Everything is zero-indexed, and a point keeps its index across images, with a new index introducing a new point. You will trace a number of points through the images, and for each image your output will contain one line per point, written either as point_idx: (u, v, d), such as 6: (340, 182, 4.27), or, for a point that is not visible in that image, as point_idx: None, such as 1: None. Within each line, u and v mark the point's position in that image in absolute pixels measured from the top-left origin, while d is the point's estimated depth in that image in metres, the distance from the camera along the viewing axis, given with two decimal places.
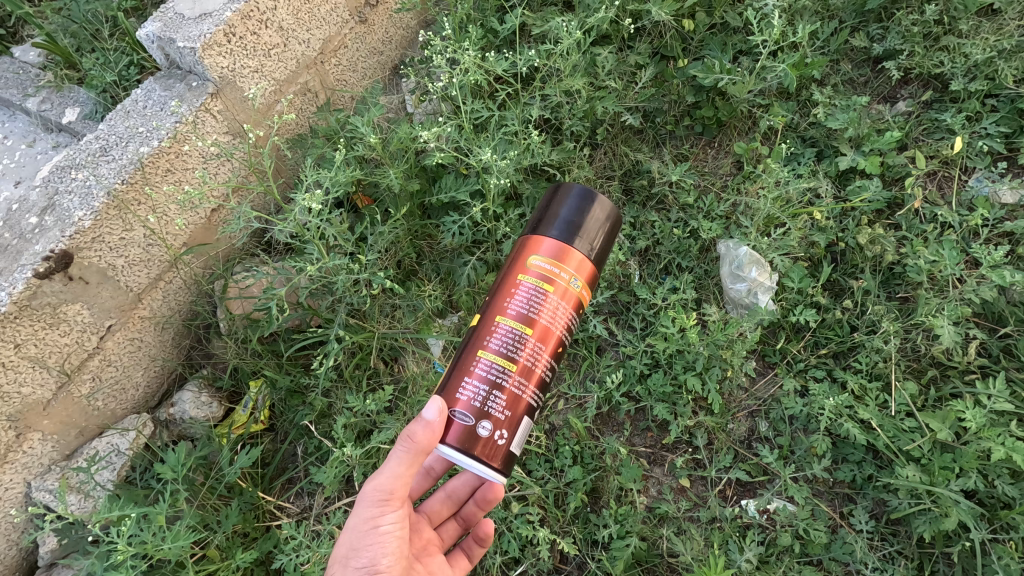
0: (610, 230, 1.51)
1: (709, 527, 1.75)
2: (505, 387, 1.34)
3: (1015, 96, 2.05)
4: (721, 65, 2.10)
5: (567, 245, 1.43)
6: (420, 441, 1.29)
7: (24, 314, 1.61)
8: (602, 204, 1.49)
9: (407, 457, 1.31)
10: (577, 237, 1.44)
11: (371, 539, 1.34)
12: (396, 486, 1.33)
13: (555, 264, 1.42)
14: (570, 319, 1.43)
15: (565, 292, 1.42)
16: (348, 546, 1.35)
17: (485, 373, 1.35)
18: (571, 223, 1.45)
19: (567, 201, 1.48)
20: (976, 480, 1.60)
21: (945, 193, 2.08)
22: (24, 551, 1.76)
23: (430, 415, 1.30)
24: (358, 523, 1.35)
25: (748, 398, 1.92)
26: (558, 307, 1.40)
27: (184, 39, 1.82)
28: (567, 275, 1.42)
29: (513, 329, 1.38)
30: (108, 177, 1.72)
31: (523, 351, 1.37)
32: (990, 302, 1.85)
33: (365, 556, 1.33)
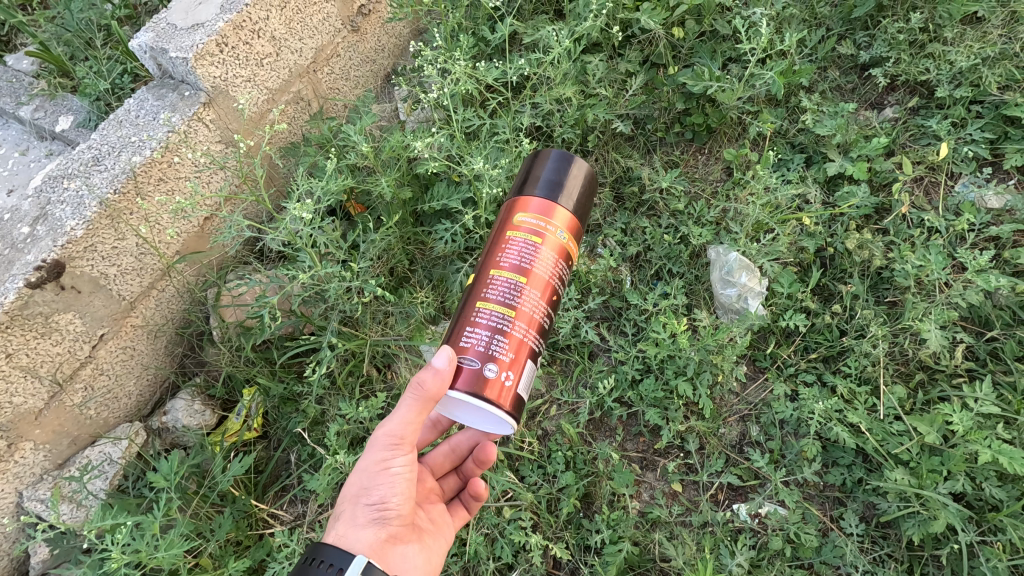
0: (590, 188, 1.57)
1: (701, 532, 1.76)
2: (507, 332, 1.37)
3: (1000, 102, 2.08)
4: (710, 73, 2.14)
5: (553, 201, 1.48)
6: (428, 387, 1.27)
7: (15, 323, 1.61)
8: (578, 161, 1.54)
9: (420, 400, 1.27)
10: (561, 193, 1.50)
11: (382, 481, 1.31)
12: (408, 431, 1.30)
13: (541, 218, 1.47)
14: (561, 269, 1.48)
15: (556, 243, 1.47)
16: (359, 486, 1.32)
17: (487, 321, 1.38)
18: (552, 180, 1.51)
19: (547, 163, 1.53)
20: (964, 483, 1.62)
21: (932, 198, 2.10)
22: (15, 561, 1.75)
23: (437, 362, 1.29)
24: (371, 464, 1.32)
25: (739, 402, 1.94)
26: (549, 258, 1.45)
27: (177, 49, 1.83)
28: (554, 228, 1.47)
29: (511, 279, 1.42)
30: (101, 186, 1.73)
31: (522, 299, 1.41)
32: (976, 306, 1.87)
33: (377, 496, 1.31)
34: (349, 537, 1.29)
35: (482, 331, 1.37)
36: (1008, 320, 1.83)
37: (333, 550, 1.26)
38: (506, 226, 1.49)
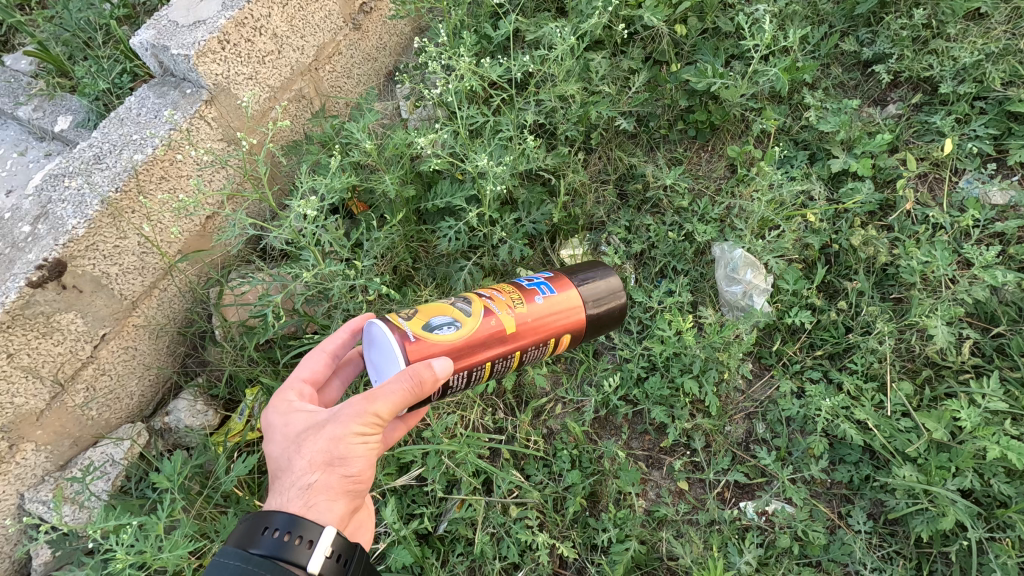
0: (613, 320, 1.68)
1: (708, 530, 1.75)
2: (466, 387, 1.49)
3: (1003, 98, 2.07)
4: (714, 70, 2.12)
5: (579, 306, 1.58)
6: (429, 387, 1.25)
7: (16, 323, 1.59)
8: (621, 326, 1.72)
9: (421, 389, 1.23)
10: (592, 333, 1.65)
11: (356, 454, 1.23)
12: (394, 411, 1.22)
13: (568, 340, 1.60)
14: (539, 348, 1.55)
15: (554, 330, 1.55)
16: (329, 457, 1.22)
17: (472, 362, 1.44)
18: (601, 305, 1.64)
19: (605, 277, 1.66)
20: (973, 479, 1.61)
21: (937, 194, 2.10)
22: (16, 564, 1.73)
23: (443, 368, 1.27)
24: (347, 434, 1.22)
25: (745, 400, 1.93)
26: (541, 335, 1.53)
27: (178, 46, 1.81)
28: (564, 345, 1.61)
29: (513, 358, 1.52)
30: (102, 185, 1.71)
31: (498, 346, 1.47)
32: (982, 303, 1.87)
33: (351, 468, 1.24)
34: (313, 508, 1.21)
35: (466, 374, 1.44)
36: (1015, 316, 1.83)
37: (297, 524, 1.17)
38: (557, 314, 1.55)
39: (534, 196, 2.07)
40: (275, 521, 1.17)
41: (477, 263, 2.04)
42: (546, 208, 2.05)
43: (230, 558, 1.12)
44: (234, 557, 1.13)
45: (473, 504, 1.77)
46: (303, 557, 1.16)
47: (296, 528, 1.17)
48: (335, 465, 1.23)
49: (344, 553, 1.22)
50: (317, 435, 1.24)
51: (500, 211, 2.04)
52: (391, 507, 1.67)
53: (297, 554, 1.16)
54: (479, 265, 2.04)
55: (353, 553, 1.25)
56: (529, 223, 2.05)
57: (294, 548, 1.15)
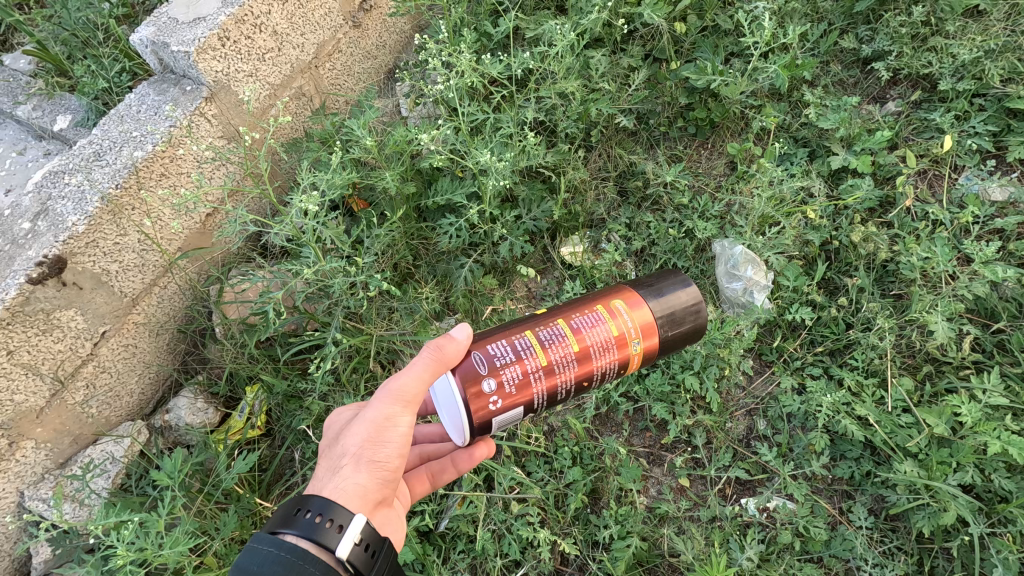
0: (690, 330, 1.50)
1: (709, 527, 1.75)
2: (525, 367, 1.34)
3: (1002, 95, 2.08)
4: (713, 67, 2.13)
5: (647, 311, 1.45)
6: (450, 353, 1.29)
7: (16, 320, 1.59)
8: (700, 307, 1.50)
9: (441, 361, 1.28)
10: (660, 306, 1.46)
11: (387, 436, 1.25)
12: (422, 390, 1.26)
13: (628, 310, 1.44)
14: (611, 362, 1.42)
15: (622, 339, 1.42)
16: (362, 439, 1.25)
17: (530, 369, 1.35)
18: (676, 321, 1.47)
19: (675, 282, 1.50)
20: (974, 474, 1.61)
21: (936, 190, 2.10)
22: (16, 561, 1.73)
23: (460, 335, 1.33)
24: (380, 417, 1.25)
25: (746, 397, 1.93)
26: (607, 343, 1.41)
27: (179, 43, 1.81)
28: (631, 319, 1.43)
29: (560, 328, 1.40)
30: (102, 182, 1.71)
31: (559, 351, 1.37)
32: (982, 299, 1.87)
33: (381, 452, 1.25)
34: (346, 494, 1.21)
35: (507, 345, 1.36)
36: (1014, 312, 1.84)
37: (332, 508, 1.18)
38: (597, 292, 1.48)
39: (535, 193, 2.06)
40: (311, 505, 1.18)
41: (478, 260, 2.04)
42: (547, 205, 2.05)
43: (266, 542, 1.12)
44: (270, 544, 1.12)
45: (475, 501, 1.77)
46: (336, 543, 1.16)
47: (330, 512, 1.17)
48: (366, 448, 1.25)
49: (374, 544, 1.22)
50: (353, 421, 1.29)
51: (501, 208, 2.04)
52: None
53: (328, 539, 1.16)
54: (480, 262, 2.04)
55: (382, 547, 1.24)
56: (529, 220, 2.06)
57: (324, 532, 1.15)
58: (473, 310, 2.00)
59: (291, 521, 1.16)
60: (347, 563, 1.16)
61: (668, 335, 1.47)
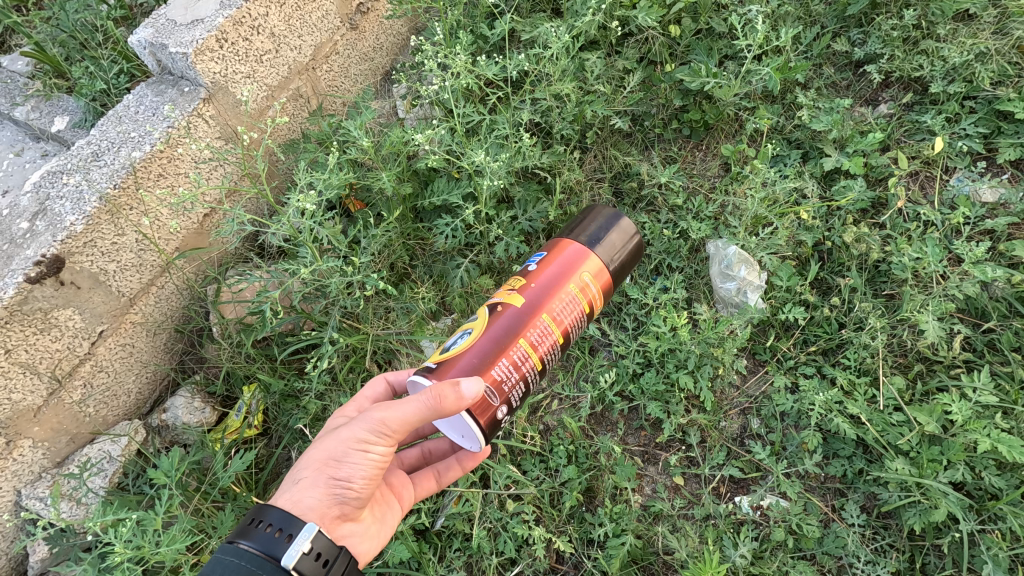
0: (629, 254, 1.67)
1: (703, 524, 1.76)
2: (526, 372, 1.45)
3: (992, 98, 2.10)
4: (708, 69, 2.15)
5: (589, 254, 1.58)
6: (453, 404, 1.24)
7: (14, 319, 1.60)
8: (634, 236, 1.67)
9: (442, 409, 1.23)
10: (602, 251, 1.61)
11: (355, 461, 1.28)
12: (406, 426, 1.26)
13: (592, 280, 1.58)
14: (577, 318, 1.56)
15: (580, 294, 1.55)
16: (329, 454, 1.29)
17: (519, 358, 1.44)
18: (616, 255, 1.64)
19: (597, 220, 1.65)
20: (964, 472, 1.63)
21: (927, 192, 2.12)
22: (12, 560, 1.74)
23: (470, 390, 1.25)
24: (354, 440, 1.28)
25: (740, 396, 1.95)
26: (571, 306, 1.53)
27: (177, 44, 1.83)
28: (597, 287, 1.59)
29: (547, 326, 1.50)
30: (101, 182, 1.72)
31: (534, 331, 1.47)
32: (973, 299, 1.89)
33: (345, 473, 1.28)
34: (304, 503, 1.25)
35: (509, 362, 1.42)
36: (1004, 311, 1.86)
37: (286, 519, 1.20)
38: (568, 266, 1.55)
39: (531, 194, 2.08)
40: (267, 516, 1.21)
41: (474, 260, 2.05)
42: (542, 205, 2.06)
43: (222, 551, 1.17)
44: (229, 553, 1.16)
45: (471, 499, 1.78)
46: (287, 553, 1.17)
47: (284, 523, 1.20)
48: (333, 467, 1.28)
49: (327, 553, 1.22)
50: (332, 435, 1.33)
51: (497, 209, 2.06)
52: None
53: (279, 548, 1.18)
54: (476, 262, 2.05)
55: (338, 556, 1.25)
56: (525, 220, 2.06)
57: (276, 541, 1.18)
58: (469, 310, 2.01)
59: (247, 531, 1.20)
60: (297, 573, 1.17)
61: (618, 270, 1.64)
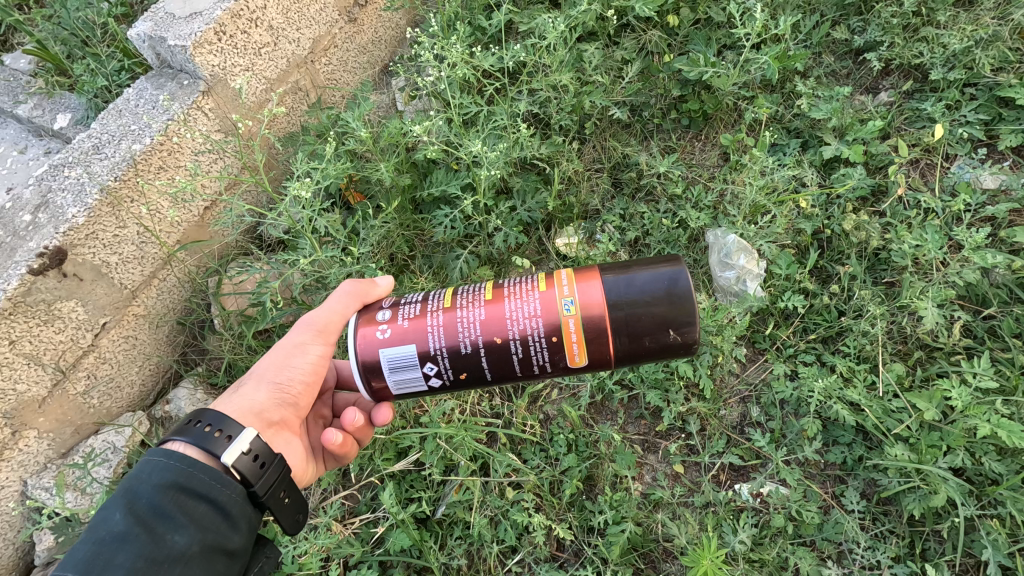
0: (657, 293, 1.30)
1: (703, 511, 1.77)
2: (429, 305, 1.41)
3: (994, 84, 2.09)
4: (706, 59, 2.16)
5: (590, 269, 1.37)
6: (371, 295, 1.47)
7: (18, 310, 1.63)
8: (676, 269, 1.32)
9: (365, 295, 1.46)
10: (613, 264, 1.36)
11: (295, 360, 1.43)
12: (335, 311, 1.44)
13: (572, 276, 1.37)
14: (526, 299, 1.36)
15: (543, 284, 1.37)
16: (273, 360, 1.43)
17: (434, 294, 1.44)
18: (630, 278, 1.33)
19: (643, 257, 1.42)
20: (964, 457, 1.63)
21: (928, 179, 2.11)
22: (19, 551, 1.76)
23: (384, 280, 1.52)
24: (292, 344, 1.43)
25: (740, 383, 1.95)
26: (524, 288, 1.38)
27: (176, 37, 1.84)
28: (573, 286, 1.34)
29: (485, 284, 1.43)
30: (101, 174, 1.75)
31: (468, 289, 1.44)
32: (974, 285, 1.88)
33: (284, 374, 1.41)
34: (231, 408, 1.36)
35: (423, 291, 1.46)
36: (1005, 297, 1.85)
37: (226, 421, 1.25)
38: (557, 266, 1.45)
39: (529, 184, 2.09)
40: (206, 416, 1.26)
41: (473, 251, 2.05)
42: (541, 196, 2.07)
43: (154, 452, 1.17)
44: (161, 454, 1.17)
45: (471, 487, 1.79)
46: (226, 451, 1.22)
47: (224, 424, 1.24)
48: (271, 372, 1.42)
49: (264, 457, 1.27)
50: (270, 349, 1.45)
51: (496, 199, 2.07)
52: (389, 491, 1.71)
53: (216, 447, 1.22)
54: (475, 253, 2.05)
55: (274, 460, 1.29)
56: (523, 211, 2.07)
57: (214, 441, 1.22)
58: None
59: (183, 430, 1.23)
60: (235, 471, 1.22)
61: (626, 313, 1.31)
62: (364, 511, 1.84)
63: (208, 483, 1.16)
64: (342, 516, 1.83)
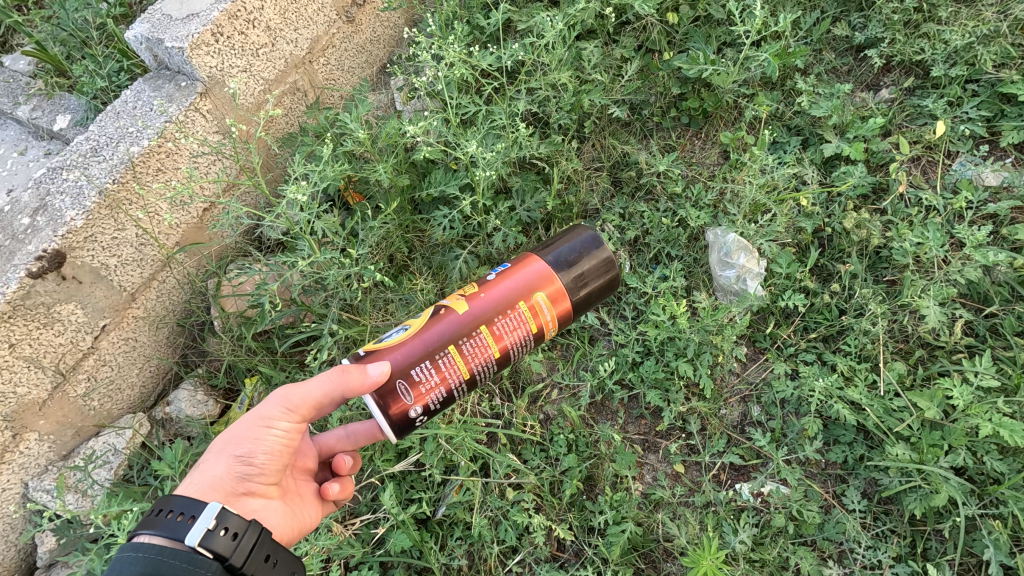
0: (600, 280, 1.65)
1: (703, 511, 1.76)
2: (451, 381, 1.49)
3: (995, 81, 2.07)
4: (705, 57, 2.15)
5: (552, 277, 1.59)
6: (357, 387, 1.36)
7: (17, 314, 1.63)
8: (606, 259, 1.65)
9: (347, 385, 1.35)
10: (564, 269, 1.60)
11: (260, 434, 1.32)
12: (313, 389, 1.34)
13: (543, 293, 1.57)
14: (525, 337, 1.58)
15: (533, 321, 1.57)
16: (235, 433, 1.32)
17: (443, 363, 1.48)
18: (581, 279, 1.63)
19: (573, 241, 1.65)
20: (965, 457, 1.62)
21: (930, 177, 2.10)
22: (22, 553, 1.77)
23: (375, 370, 1.39)
24: (258, 418, 1.33)
25: (740, 383, 1.94)
26: (517, 324, 1.55)
27: (172, 39, 1.84)
28: (547, 306, 1.58)
29: (483, 338, 1.52)
30: (100, 177, 1.75)
31: (471, 345, 1.51)
32: (975, 283, 1.87)
33: (245, 449, 1.31)
34: (190, 487, 1.26)
35: (431, 364, 1.47)
36: (1007, 295, 1.84)
37: (187, 503, 1.19)
38: (517, 283, 1.56)
39: (528, 183, 2.08)
40: (171, 504, 1.19)
41: (472, 251, 2.05)
42: (540, 195, 2.06)
43: (123, 549, 1.10)
44: (128, 550, 1.10)
45: (470, 488, 1.79)
46: (192, 533, 1.15)
47: (187, 507, 1.18)
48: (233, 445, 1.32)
49: (237, 528, 1.20)
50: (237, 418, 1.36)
51: (495, 199, 2.07)
52: (390, 492, 1.69)
53: (183, 532, 1.16)
54: (474, 254, 2.05)
55: (252, 531, 1.22)
56: (523, 211, 2.06)
57: (181, 527, 1.16)
58: None
59: (149, 522, 1.17)
60: (207, 549, 1.15)
61: (577, 286, 1.61)
62: (365, 512, 1.84)
63: (182, 567, 1.10)
64: (342, 517, 1.82)
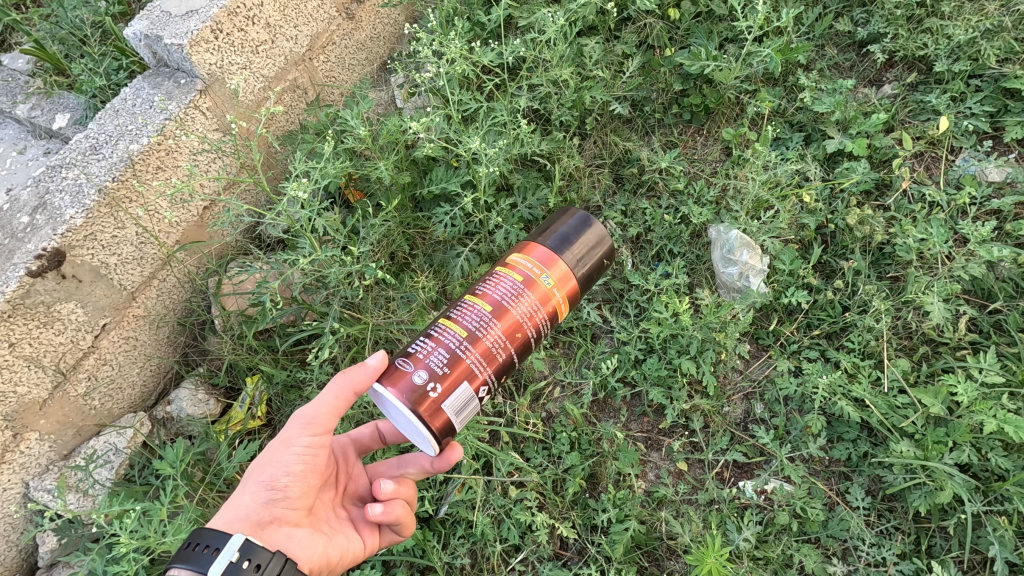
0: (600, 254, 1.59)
1: (707, 509, 1.75)
2: (452, 346, 1.36)
3: (999, 75, 2.06)
4: (707, 53, 2.14)
5: (549, 249, 1.52)
6: (360, 381, 1.34)
7: (17, 313, 1.62)
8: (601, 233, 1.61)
9: (345, 378, 1.34)
10: (556, 239, 1.55)
11: (281, 456, 1.32)
12: (323, 398, 1.35)
13: (533, 260, 1.50)
14: (532, 302, 1.45)
15: (538, 288, 1.46)
16: (260, 461, 1.34)
17: (441, 335, 1.38)
18: (581, 255, 1.56)
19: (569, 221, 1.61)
20: (970, 453, 1.61)
21: (933, 173, 2.09)
22: (23, 552, 1.76)
23: (371, 358, 1.35)
24: (280, 442, 1.34)
25: (743, 380, 1.93)
26: (516, 290, 1.45)
27: (172, 36, 1.83)
28: (544, 269, 1.49)
29: (477, 304, 1.42)
30: (100, 175, 1.74)
31: (468, 314, 1.41)
32: (979, 280, 1.86)
33: (268, 474, 1.31)
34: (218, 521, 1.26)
35: (427, 338, 1.38)
36: (1011, 292, 1.83)
37: (211, 534, 1.19)
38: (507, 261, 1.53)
39: (529, 180, 2.07)
40: (198, 535, 1.20)
41: (474, 249, 2.04)
42: (541, 192, 2.05)
43: None
44: None
45: (474, 487, 1.78)
46: (215, 565, 1.15)
47: (209, 538, 1.18)
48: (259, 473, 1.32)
49: (261, 559, 1.17)
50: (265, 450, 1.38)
51: (496, 197, 2.06)
52: None
53: (208, 564, 1.15)
54: (476, 251, 2.04)
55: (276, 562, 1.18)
56: (524, 208, 2.05)
57: (206, 560, 1.16)
58: None
59: (180, 555, 1.18)
60: None
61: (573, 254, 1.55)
62: None
63: None
64: None
